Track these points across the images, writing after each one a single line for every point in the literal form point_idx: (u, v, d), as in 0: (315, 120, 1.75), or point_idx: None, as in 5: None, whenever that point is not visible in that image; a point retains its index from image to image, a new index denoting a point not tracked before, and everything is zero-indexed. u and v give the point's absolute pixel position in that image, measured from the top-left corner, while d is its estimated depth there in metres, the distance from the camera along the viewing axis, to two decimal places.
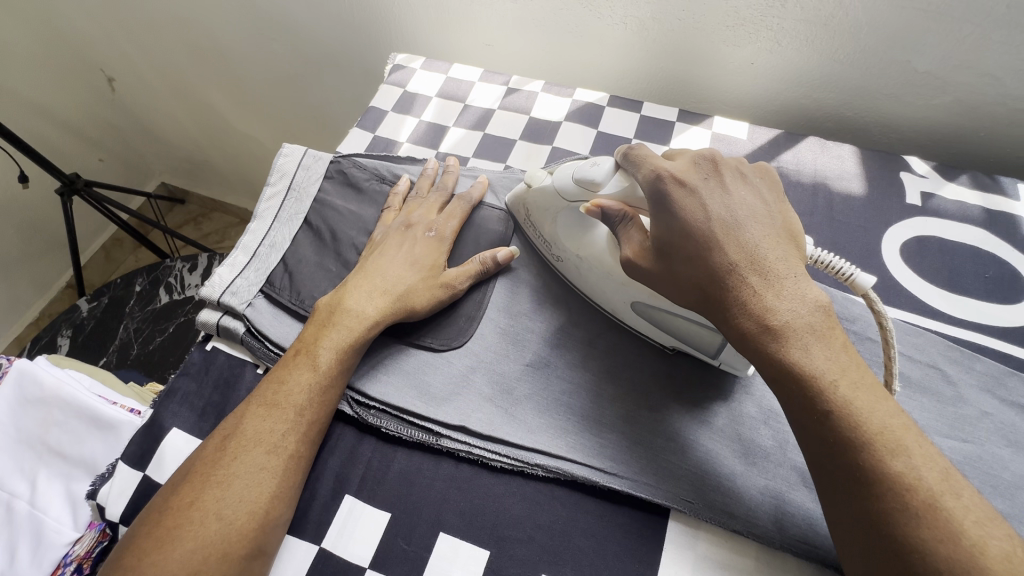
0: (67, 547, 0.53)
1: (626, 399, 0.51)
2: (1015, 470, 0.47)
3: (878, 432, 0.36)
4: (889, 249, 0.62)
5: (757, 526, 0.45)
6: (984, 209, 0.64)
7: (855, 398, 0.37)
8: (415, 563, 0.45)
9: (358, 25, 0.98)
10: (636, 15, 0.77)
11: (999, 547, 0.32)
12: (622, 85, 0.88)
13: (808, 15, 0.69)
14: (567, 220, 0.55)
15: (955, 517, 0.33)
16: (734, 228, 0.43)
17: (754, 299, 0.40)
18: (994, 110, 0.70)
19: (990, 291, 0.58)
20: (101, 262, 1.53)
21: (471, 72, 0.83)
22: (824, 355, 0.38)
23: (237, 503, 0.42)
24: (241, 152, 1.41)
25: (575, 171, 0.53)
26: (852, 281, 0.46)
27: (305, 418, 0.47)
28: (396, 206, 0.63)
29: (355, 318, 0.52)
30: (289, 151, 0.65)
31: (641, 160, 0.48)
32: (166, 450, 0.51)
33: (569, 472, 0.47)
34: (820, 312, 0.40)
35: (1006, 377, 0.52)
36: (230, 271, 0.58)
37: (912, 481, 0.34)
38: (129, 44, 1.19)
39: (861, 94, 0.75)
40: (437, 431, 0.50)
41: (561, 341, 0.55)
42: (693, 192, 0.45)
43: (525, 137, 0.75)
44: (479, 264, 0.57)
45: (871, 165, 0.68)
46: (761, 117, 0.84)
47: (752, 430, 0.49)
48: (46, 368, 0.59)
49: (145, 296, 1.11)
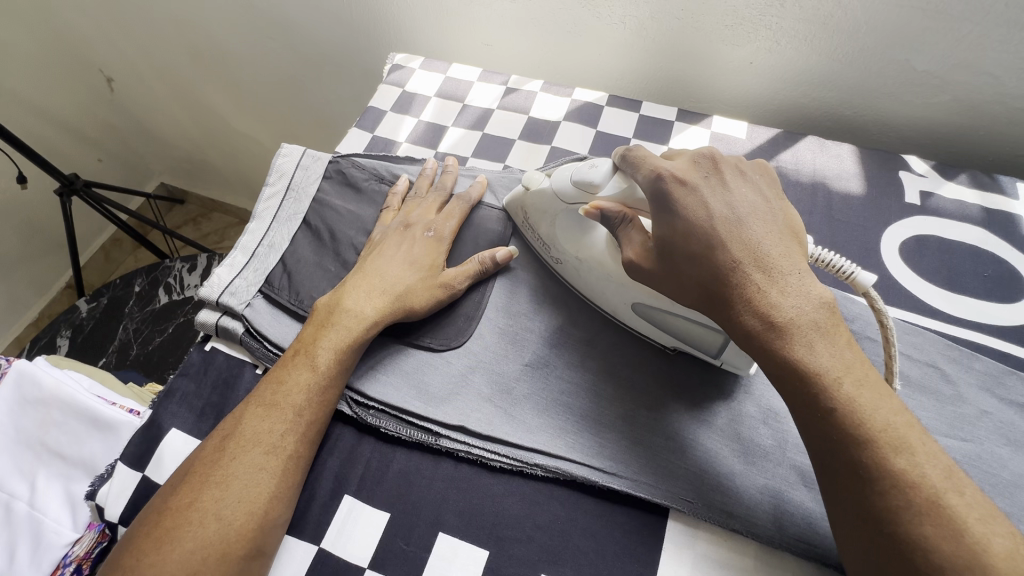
0: (66, 548, 0.53)
1: (626, 398, 0.51)
2: (1014, 468, 0.47)
3: (882, 429, 0.36)
4: (888, 248, 0.62)
5: (756, 525, 0.45)
6: (983, 208, 0.64)
7: (859, 395, 0.37)
8: (414, 563, 0.45)
9: (357, 25, 0.98)
10: (635, 14, 0.77)
11: (1002, 545, 0.32)
12: (621, 85, 0.88)
13: (807, 14, 0.69)
14: (566, 221, 0.55)
15: (959, 514, 0.33)
16: (737, 225, 0.43)
17: (759, 295, 0.40)
18: (993, 109, 0.70)
19: (989, 290, 0.58)
20: (101, 262, 1.53)
21: (470, 71, 0.83)
22: (828, 352, 0.38)
23: (237, 503, 0.42)
24: (240, 152, 1.41)
25: (573, 174, 0.53)
26: (853, 280, 0.46)
27: (304, 419, 0.47)
28: (395, 206, 0.63)
29: (354, 318, 0.52)
30: (288, 151, 0.65)
31: (639, 161, 0.48)
32: (165, 450, 0.51)
33: (569, 472, 0.47)
34: (824, 309, 0.40)
35: (1004, 376, 0.52)
36: (229, 271, 0.58)
37: (916, 478, 0.34)
38: (128, 45, 1.19)
39: (861, 93, 0.75)
40: (437, 431, 0.50)
41: (560, 341, 0.55)
42: (693, 191, 0.45)
43: (524, 136, 0.75)
44: (479, 264, 0.57)
45: (870, 164, 0.68)
46: (760, 117, 0.84)
47: (752, 429, 0.49)
48: (45, 368, 0.59)
49: (145, 296, 1.11)
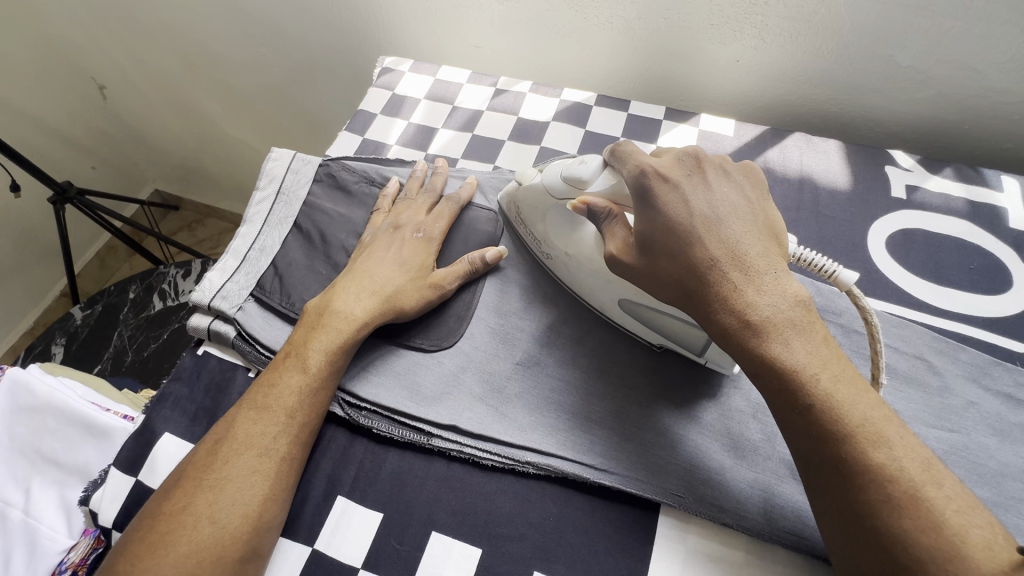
0: (62, 554, 0.53)
1: (616, 396, 0.52)
2: (1001, 458, 0.47)
3: (860, 424, 0.36)
4: (875, 242, 0.62)
5: (747, 519, 0.45)
6: (968, 201, 0.64)
7: (836, 391, 0.37)
8: (407, 563, 0.45)
9: (347, 29, 0.99)
10: (622, 15, 0.77)
11: (979, 535, 0.33)
12: (610, 85, 0.89)
13: (791, 12, 0.69)
14: (556, 218, 0.56)
15: (937, 506, 0.33)
16: (716, 225, 0.43)
17: (735, 294, 0.41)
18: (978, 103, 0.70)
19: (975, 282, 0.59)
20: (95, 269, 1.53)
21: (459, 74, 0.84)
22: (805, 349, 0.39)
23: (231, 506, 0.43)
24: (232, 157, 1.41)
25: (564, 169, 0.53)
26: (835, 278, 0.46)
27: (296, 421, 0.47)
28: (386, 207, 0.63)
29: (344, 320, 0.52)
30: (277, 156, 0.66)
31: (625, 157, 0.49)
32: (159, 455, 0.51)
33: (559, 469, 0.47)
34: (800, 307, 0.40)
35: (991, 367, 0.52)
36: (220, 275, 0.58)
37: (895, 472, 0.35)
38: (122, 53, 1.20)
39: (846, 90, 0.76)
40: (428, 431, 0.50)
41: (550, 339, 0.55)
42: (675, 188, 0.45)
43: (513, 136, 0.75)
44: (468, 265, 0.57)
45: (857, 161, 0.69)
46: (748, 114, 0.85)
47: (741, 424, 0.49)
48: (40, 377, 0.59)
49: (139, 302, 1.11)
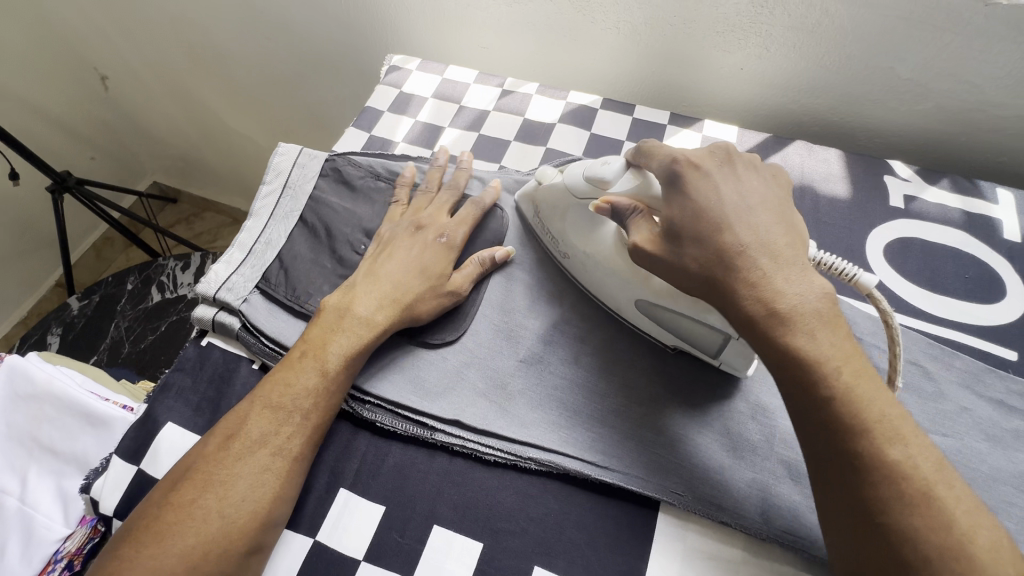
0: (58, 543, 0.53)
1: (619, 394, 0.52)
2: (992, 463, 0.48)
3: (878, 420, 0.37)
4: (873, 251, 0.63)
5: (744, 517, 0.46)
6: (964, 212, 0.65)
7: (856, 385, 0.38)
8: (408, 556, 0.45)
9: (354, 25, 0.99)
10: (629, 19, 0.78)
11: (988, 536, 0.34)
12: (615, 89, 0.90)
13: (795, 22, 0.70)
14: (576, 216, 0.56)
15: (947, 507, 0.35)
16: (746, 213, 0.44)
17: (764, 283, 0.41)
18: (975, 116, 0.72)
19: (970, 291, 0.60)
20: (91, 260, 1.52)
21: (465, 73, 0.84)
22: (829, 341, 0.39)
23: (242, 503, 0.43)
24: (234, 150, 1.41)
25: (587, 169, 0.54)
26: (857, 281, 0.47)
27: (311, 422, 0.48)
28: (402, 203, 0.64)
29: (364, 326, 0.52)
30: (284, 150, 0.66)
31: (651, 153, 0.50)
32: (161, 445, 0.51)
33: (561, 465, 0.48)
34: (826, 299, 0.41)
35: (984, 374, 0.53)
36: (226, 268, 0.59)
37: (909, 469, 0.36)
38: (125, 43, 1.20)
39: (847, 101, 0.77)
40: (431, 425, 0.51)
41: (553, 337, 0.56)
42: (707, 176, 0.47)
43: (519, 137, 0.76)
44: (478, 264, 0.58)
45: (855, 169, 0.70)
46: (750, 121, 0.86)
47: (741, 424, 0.50)
48: (38, 364, 0.59)
49: (137, 294, 1.10)
